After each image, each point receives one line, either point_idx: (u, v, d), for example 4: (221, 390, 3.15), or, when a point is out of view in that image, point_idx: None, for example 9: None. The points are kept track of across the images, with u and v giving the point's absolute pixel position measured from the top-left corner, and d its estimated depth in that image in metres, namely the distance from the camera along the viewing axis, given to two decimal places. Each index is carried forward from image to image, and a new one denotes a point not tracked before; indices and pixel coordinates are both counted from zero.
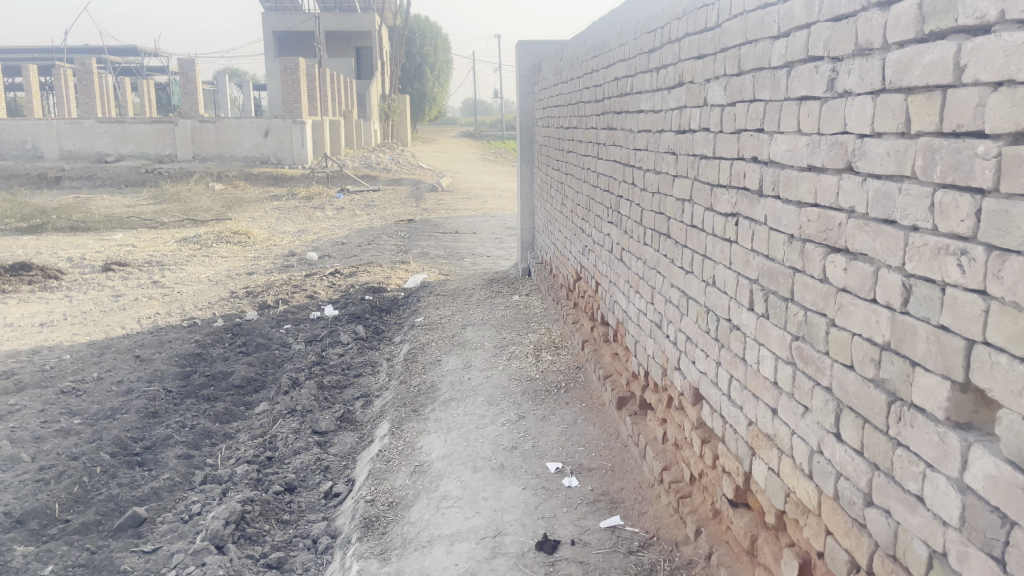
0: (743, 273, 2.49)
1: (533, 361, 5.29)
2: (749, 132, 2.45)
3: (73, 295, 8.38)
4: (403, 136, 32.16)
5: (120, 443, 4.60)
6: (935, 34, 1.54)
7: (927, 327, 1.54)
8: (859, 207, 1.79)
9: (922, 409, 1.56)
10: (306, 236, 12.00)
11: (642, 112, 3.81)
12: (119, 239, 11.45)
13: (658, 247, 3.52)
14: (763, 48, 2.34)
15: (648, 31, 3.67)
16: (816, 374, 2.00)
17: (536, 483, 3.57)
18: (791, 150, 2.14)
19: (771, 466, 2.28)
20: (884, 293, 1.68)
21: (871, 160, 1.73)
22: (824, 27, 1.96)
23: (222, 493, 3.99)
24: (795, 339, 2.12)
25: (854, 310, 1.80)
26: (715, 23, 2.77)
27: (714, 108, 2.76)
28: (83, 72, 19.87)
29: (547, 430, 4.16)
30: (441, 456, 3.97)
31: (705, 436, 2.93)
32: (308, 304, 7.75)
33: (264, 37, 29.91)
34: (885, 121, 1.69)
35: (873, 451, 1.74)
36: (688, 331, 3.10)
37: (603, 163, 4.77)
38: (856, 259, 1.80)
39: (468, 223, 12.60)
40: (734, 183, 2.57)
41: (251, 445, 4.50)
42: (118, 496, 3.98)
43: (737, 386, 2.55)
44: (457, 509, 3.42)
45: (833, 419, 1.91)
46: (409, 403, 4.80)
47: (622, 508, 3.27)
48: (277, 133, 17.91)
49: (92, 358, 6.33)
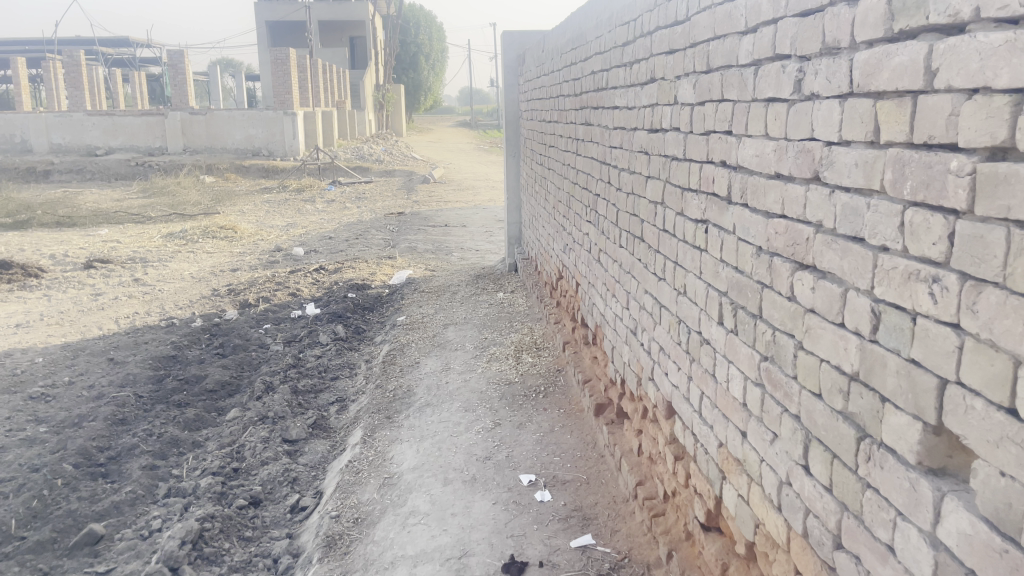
0: (713, 285, 2.33)
1: (512, 363, 5.14)
2: (717, 134, 2.29)
3: (53, 294, 8.20)
4: (398, 127, 31.85)
5: (84, 453, 4.45)
6: (906, 33, 1.38)
7: (897, 360, 1.38)
8: (827, 222, 1.63)
9: (892, 450, 1.41)
10: (295, 230, 11.83)
11: (617, 108, 3.64)
12: (105, 235, 11.24)
13: (633, 251, 3.36)
14: (731, 44, 2.17)
15: (621, 22, 3.49)
16: (784, 400, 1.84)
17: (508, 497, 3.43)
18: (758, 155, 1.98)
19: (741, 492, 2.12)
20: (852, 318, 1.53)
21: (839, 171, 1.58)
22: (790, 22, 1.80)
23: (183, 508, 3.85)
24: (763, 359, 1.97)
25: (822, 334, 1.65)
26: (684, 17, 2.60)
27: (684, 107, 2.60)
28: (71, 64, 19.55)
29: (522, 438, 4.01)
30: (412, 467, 3.82)
31: (677, 453, 2.78)
32: (290, 302, 7.58)
33: (257, 28, 29.57)
34: (853, 128, 1.53)
35: (841, 490, 1.59)
36: (661, 341, 2.94)
37: (582, 160, 4.60)
38: (824, 278, 1.65)
39: (459, 216, 12.41)
40: (704, 188, 2.42)
41: (218, 456, 4.36)
42: (77, 510, 3.85)
43: (708, 405, 2.39)
44: (423, 526, 3.28)
45: (801, 450, 1.76)
46: (384, 409, 4.64)
47: (594, 525, 3.13)
48: (269, 125, 17.67)
49: (66, 361, 6.15)
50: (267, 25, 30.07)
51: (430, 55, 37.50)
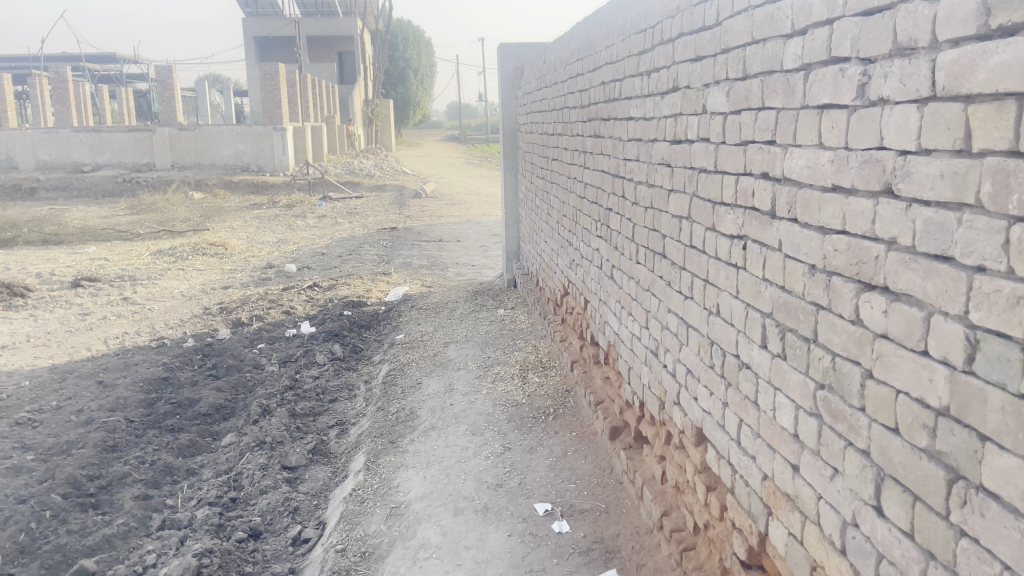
0: (754, 305, 2.18)
1: (519, 384, 4.96)
2: (757, 144, 2.14)
3: (39, 314, 7.96)
4: (387, 142, 31.70)
5: (73, 482, 4.23)
6: (1003, 30, 1.25)
7: (1001, 395, 1.23)
8: (903, 238, 1.48)
9: (995, 496, 1.26)
10: (286, 246, 11.62)
11: (632, 119, 3.50)
12: (93, 252, 10.99)
13: (653, 268, 3.20)
14: (774, 48, 2.03)
15: (637, 31, 3.36)
16: (849, 433, 1.69)
17: (523, 529, 3.25)
18: (811, 165, 1.84)
19: (793, 531, 1.97)
20: (938, 346, 1.38)
21: (919, 183, 1.43)
22: (851, 22, 1.66)
23: (179, 541, 3.66)
24: (820, 388, 1.81)
25: (898, 362, 1.50)
26: (714, 21, 2.46)
27: (715, 117, 2.45)
28: (57, 79, 19.26)
29: (534, 463, 3.84)
30: (420, 496, 3.64)
31: (709, 483, 2.62)
32: (284, 320, 7.37)
33: (245, 43, 29.45)
34: (935, 134, 1.39)
35: (927, 537, 1.44)
36: (688, 364, 2.78)
37: (590, 172, 4.46)
38: (899, 300, 1.50)
39: (453, 231, 12.23)
40: (741, 201, 2.27)
41: (214, 485, 4.17)
42: (66, 545, 3.64)
43: (748, 434, 2.24)
44: (435, 561, 3.11)
45: (872, 489, 1.61)
46: (386, 433, 4.45)
47: (618, 559, 2.97)
48: (258, 140, 17.45)
49: (53, 384, 5.93)
50: (255, 41, 29.90)
51: (417, 69, 37.40)
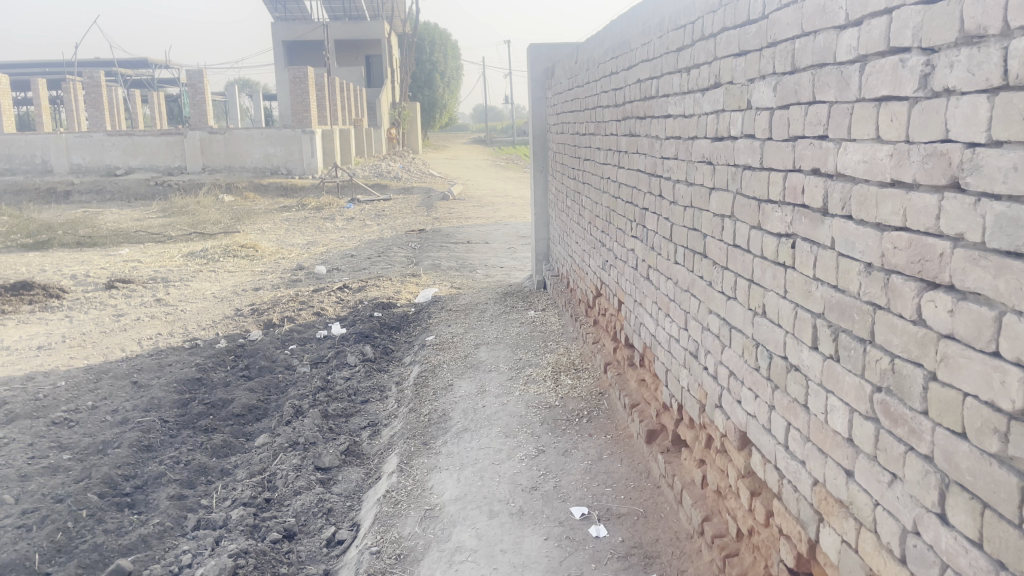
0: (803, 306, 2.11)
1: (551, 386, 4.91)
2: (807, 139, 2.08)
3: (74, 316, 8.04)
4: (414, 144, 31.75)
5: (109, 482, 4.26)
6: None
7: None
8: (971, 234, 1.42)
9: None
10: (315, 249, 11.65)
11: (670, 117, 3.45)
12: (126, 254, 11.09)
13: (693, 268, 3.15)
14: (826, 40, 1.96)
15: (675, 27, 3.31)
16: (909, 437, 1.63)
17: (560, 533, 3.21)
18: (867, 160, 1.78)
19: (847, 538, 1.91)
20: (1011, 346, 1.32)
21: (989, 176, 1.37)
22: (912, 11, 1.59)
23: (214, 542, 3.67)
24: (877, 391, 1.75)
25: (966, 365, 1.43)
26: (760, 15, 2.40)
27: (761, 112, 2.39)
28: (92, 85, 19.55)
29: (569, 466, 3.79)
30: (454, 499, 3.60)
31: (753, 488, 2.56)
32: (315, 321, 7.37)
33: (275, 47, 29.73)
34: (1008, 126, 1.33)
35: (997, 546, 1.37)
36: (731, 366, 2.73)
37: (625, 172, 4.41)
38: (966, 299, 1.44)
39: (481, 232, 12.19)
40: (789, 199, 2.21)
41: (249, 486, 4.17)
42: (103, 545, 3.65)
43: (798, 438, 2.18)
44: (472, 564, 3.08)
45: (936, 495, 1.54)
46: (419, 435, 4.43)
47: (658, 565, 2.92)
48: (287, 142, 17.56)
49: (88, 384, 5.98)
50: (284, 46, 30.16)
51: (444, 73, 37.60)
